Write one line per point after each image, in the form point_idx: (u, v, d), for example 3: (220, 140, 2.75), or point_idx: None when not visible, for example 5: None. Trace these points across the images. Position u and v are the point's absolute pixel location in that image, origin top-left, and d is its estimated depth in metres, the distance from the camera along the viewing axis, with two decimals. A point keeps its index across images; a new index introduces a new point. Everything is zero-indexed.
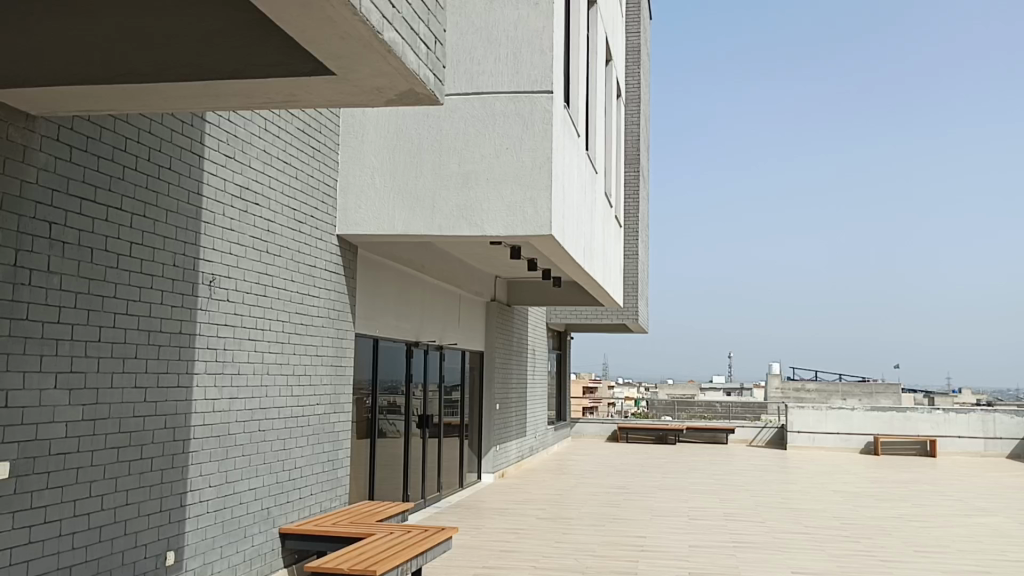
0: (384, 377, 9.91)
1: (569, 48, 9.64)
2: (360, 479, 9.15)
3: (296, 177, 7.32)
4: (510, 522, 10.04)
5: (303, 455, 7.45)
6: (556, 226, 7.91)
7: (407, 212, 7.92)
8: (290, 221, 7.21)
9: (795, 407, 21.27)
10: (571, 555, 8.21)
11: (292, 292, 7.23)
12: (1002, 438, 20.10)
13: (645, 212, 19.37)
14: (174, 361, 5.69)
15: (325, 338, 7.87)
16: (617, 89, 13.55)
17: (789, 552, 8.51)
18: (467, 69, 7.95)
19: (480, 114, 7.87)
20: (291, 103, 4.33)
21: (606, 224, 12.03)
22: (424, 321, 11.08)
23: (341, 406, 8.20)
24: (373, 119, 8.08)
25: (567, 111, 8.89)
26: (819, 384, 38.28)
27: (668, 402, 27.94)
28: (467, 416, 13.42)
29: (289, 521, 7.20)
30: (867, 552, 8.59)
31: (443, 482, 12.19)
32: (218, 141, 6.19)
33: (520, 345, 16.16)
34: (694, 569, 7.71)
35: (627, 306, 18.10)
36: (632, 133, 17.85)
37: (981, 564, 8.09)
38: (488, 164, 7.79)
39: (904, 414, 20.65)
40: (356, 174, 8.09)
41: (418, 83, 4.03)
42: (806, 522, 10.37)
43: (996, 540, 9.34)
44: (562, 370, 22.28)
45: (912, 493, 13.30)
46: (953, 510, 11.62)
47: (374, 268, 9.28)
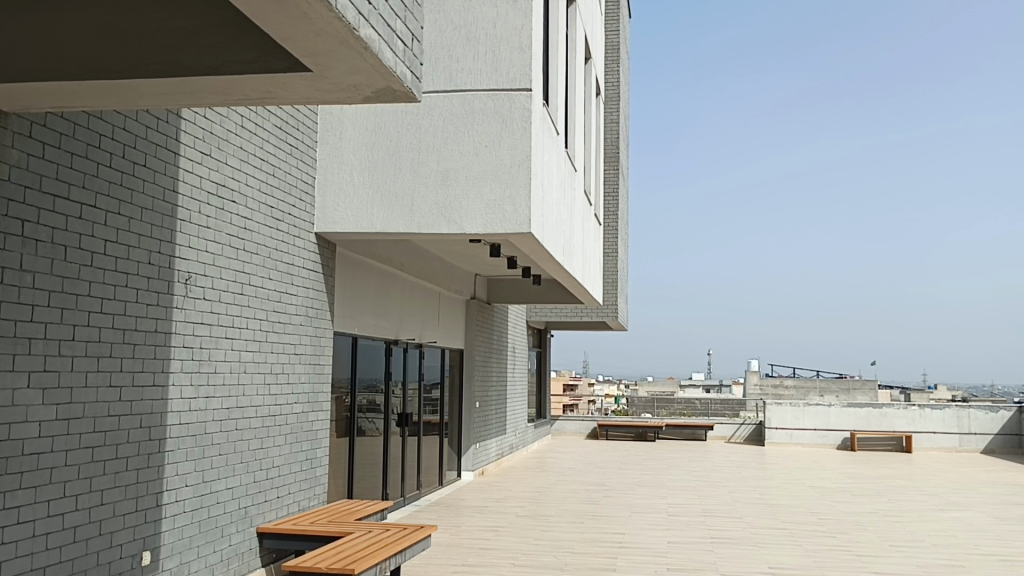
0: (363, 375, 9.88)
1: (548, 45, 9.64)
2: (338, 478, 9.11)
3: (273, 175, 7.28)
4: (490, 520, 10.05)
5: (281, 453, 7.41)
6: (535, 224, 7.92)
7: (386, 210, 7.89)
8: (268, 219, 7.17)
9: (773, 403, 21.40)
10: (551, 552, 8.21)
11: (269, 290, 7.19)
12: (976, 434, 20.33)
13: (624, 209, 19.42)
14: (150, 360, 5.65)
15: (303, 336, 7.83)
16: (596, 87, 13.57)
17: (767, 548, 8.57)
18: (446, 66, 7.94)
19: (459, 112, 7.86)
20: (267, 100, 4.28)
21: (585, 222, 12.04)
22: (403, 320, 11.06)
23: (319, 405, 8.17)
24: (352, 116, 8.03)
25: (546, 109, 8.90)
26: (797, 381, 38.58)
27: (648, 399, 28.04)
28: (447, 414, 13.41)
29: (267, 520, 7.16)
30: (844, 547, 8.66)
31: (422, 480, 12.17)
32: (194, 138, 6.14)
33: (500, 344, 16.15)
34: (671, 565, 7.75)
35: (607, 303, 18.14)
36: (611, 131, 17.88)
37: (956, 559, 8.18)
38: (468, 161, 7.78)
39: (880, 410, 20.86)
40: (335, 172, 8.05)
41: (396, 80, 4.01)
42: (783, 518, 10.46)
43: (970, 534, 9.46)
44: (542, 368, 22.30)
45: (888, 489, 13.43)
46: (929, 505, 11.75)
47: (353, 266, 9.25)
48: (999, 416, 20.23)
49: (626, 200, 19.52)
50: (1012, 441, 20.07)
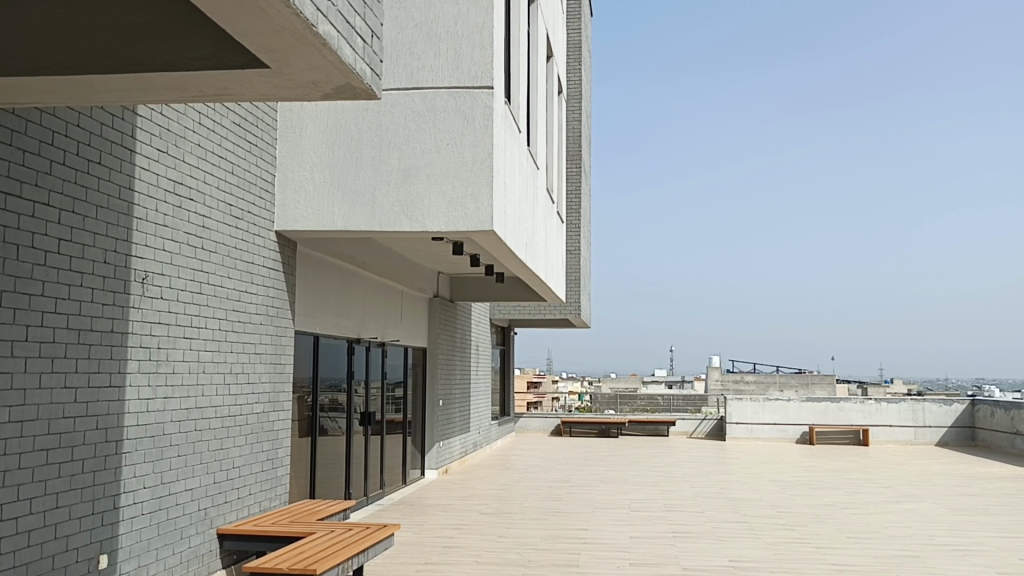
0: (325, 375, 9.80)
1: (509, 43, 9.65)
2: (300, 478, 9.03)
3: (232, 172, 7.19)
4: (453, 518, 10.03)
5: (242, 454, 7.34)
6: (498, 222, 7.93)
7: (348, 207, 7.83)
8: (226, 217, 7.09)
9: (733, 398, 21.66)
10: (514, 549, 8.23)
11: (228, 289, 7.10)
12: (931, 427, 20.76)
13: (587, 206, 19.50)
14: (106, 361, 5.55)
15: (263, 335, 7.76)
16: (558, 85, 13.62)
17: (728, 542, 8.66)
18: (407, 64, 7.92)
19: (420, 109, 7.84)
20: (224, 96, 4.23)
21: (547, 219, 12.08)
22: (365, 318, 10.99)
23: (280, 404, 8.10)
24: (312, 114, 7.97)
25: (508, 107, 8.91)
26: (757, 376, 39.12)
27: (611, 396, 28.18)
28: (410, 412, 13.36)
29: (227, 521, 7.08)
30: (802, 539, 8.80)
31: (386, 479, 12.11)
32: (150, 135, 6.05)
33: (463, 342, 16.14)
34: (634, 560, 7.81)
35: (570, 301, 18.20)
36: (573, 129, 17.95)
37: (911, 549, 8.36)
38: (429, 159, 7.76)
39: (837, 405, 21.23)
40: (295, 169, 7.97)
41: (355, 77, 3.99)
42: (744, 511, 10.60)
43: (925, 525, 9.66)
44: (506, 365, 22.32)
45: (845, 482, 13.67)
46: (885, 497, 11.98)
47: (315, 265, 9.17)
48: (952, 409, 20.68)
49: (589, 198, 19.62)
50: (965, 433, 20.52)
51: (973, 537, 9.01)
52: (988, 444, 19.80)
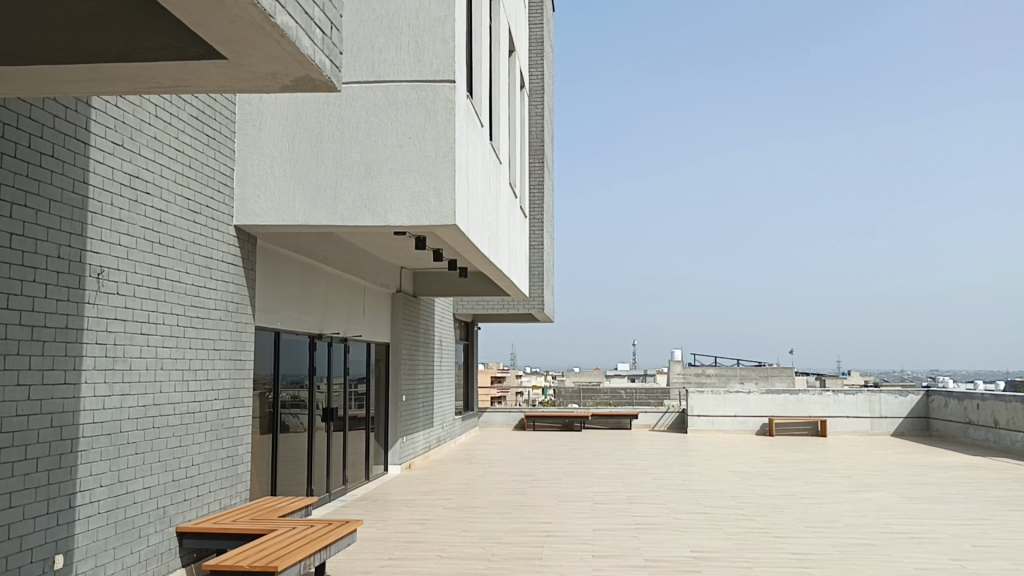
0: (286, 371, 9.71)
1: (472, 37, 9.61)
2: (261, 476, 8.94)
3: (190, 166, 7.08)
4: (417, 513, 10.02)
5: (202, 452, 7.25)
6: (460, 216, 7.92)
7: (309, 201, 7.75)
8: (184, 211, 6.97)
9: (695, 391, 21.88)
10: (476, 543, 8.23)
11: (186, 284, 7.00)
12: (887, 418, 21.14)
13: (550, 201, 19.54)
14: (61, 358, 5.45)
15: (223, 331, 7.67)
16: (521, 80, 13.61)
17: (689, 533, 8.75)
18: (368, 57, 7.87)
19: (382, 102, 7.79)
20: (182, 88, 4.18)
21: (510, 213, 12.06)
22: (327, 313, 10.91)
23: (241, 401, 8.01)
24: (271, 106, 7.87)
25: (470, 102, 8.89)
26: (718, 369, 39.58)
27: (575, 389, 28.32)
28: (373, 408, 13.30)
29: (187, 519, 7.00)
30: (762, 529, 8.91)
31: (349, 475, 12.06)
32: (105, 128, 5.93)
33: (426, 337, 16.09)
34: (596, 551, 7.87)
35: (533, 295, 18.25)
36: (536, 124, 17.97)
37: (867, 537, 8.52)
38: (390, 154, 7.72)
39: (796, 396, 21.57)
40: (254, 163, 7.86)
41: (314, 69, 3.95)
42: (705, 502, 10.73)
43: (881, 514, 9.85)
44: (469, 360, 22.33)
45: (803, 472, 13.88)
46: (843, 486, 12.20)
47: (275, 259, 9.08)
48: (908, 400, 21.06)
49: (552, 193, 19.67)
50: (920, 424, 20.93)
51: (927, 524, 9.20)
52: (942, 434, 20.22)
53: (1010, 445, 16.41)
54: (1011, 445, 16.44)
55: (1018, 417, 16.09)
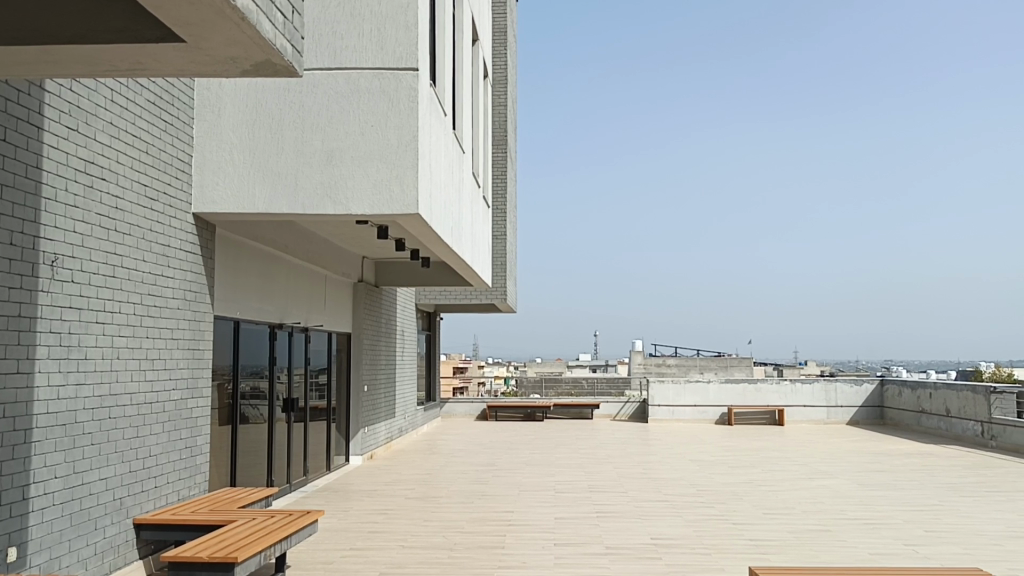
0: (246, 362, 9.60)
1: (435, 25, 9.53)
2: (220, 467, 8.84)
3: (147, 152, 6.95)
4: (379, 503, 9.99)
5: (159, 442, 7.14)
6: (423, 205, 7.88)
7: (268, 189, 7.65)
8: (141, 197, 6.84)
9: (655, 381, 22.06)
10: (438, 533, 8.24)
11: (143, 273, 6.88)
12: (842, 407, 21.54)
13: (513, 191, 19.50)
14: (13, 347, 5.33)
15: (181, 321, 7.56)
16: (484, 70, 13.54)
17: (650, 520, 8.83)
18: (330, 44, 7.80)
19: (344, 90, 7.73)
20: (138, 71, 4.10)
21: (473, 201, 12.01)
22: (288, 303, 10.80)
23: (199, 391, 7.90)
24: (231, 92, 7.74)
25: (433, 90, 8.84)
26: (679, 359, 40.01)
27: (537, 379, 28.39)
28: (334, 399, 13.22)
29: (144, 510, 6.90)
30: (721, 516, 9.03)
31: (310, 466, 11.99)
32: (59, 112, 5.79)
33: (388, 327, 16.01)
34: (558, 540, 7.91)
35: (496, 285, 18.22)
36: (499, 113, 17.90)
37: (824, 523, 8.67)
38: (354, 141, 7.67)
39: (755, 385, 21.84)
40: (213, 150, 7.72)
41: (275, 53, 3.89)
42: (666, 490, 10.84)
43: (836, 500, 10.04)
44: (431, 350, 22.29)
45: (761, 460, 14.08)
46: (800, 473, 12.41)
47: (234, 248, 8.95)
48: (863, 389, 21.47)
49: (515, 184, 19.64)
50: (875, 412, 21.35)
51: (882, 510, 9.40)
52: (895, 422, 20.64)
53: (961, 433, 16.82)
54: (961, 432, 16.84)
55: (969, 405, 16.49)
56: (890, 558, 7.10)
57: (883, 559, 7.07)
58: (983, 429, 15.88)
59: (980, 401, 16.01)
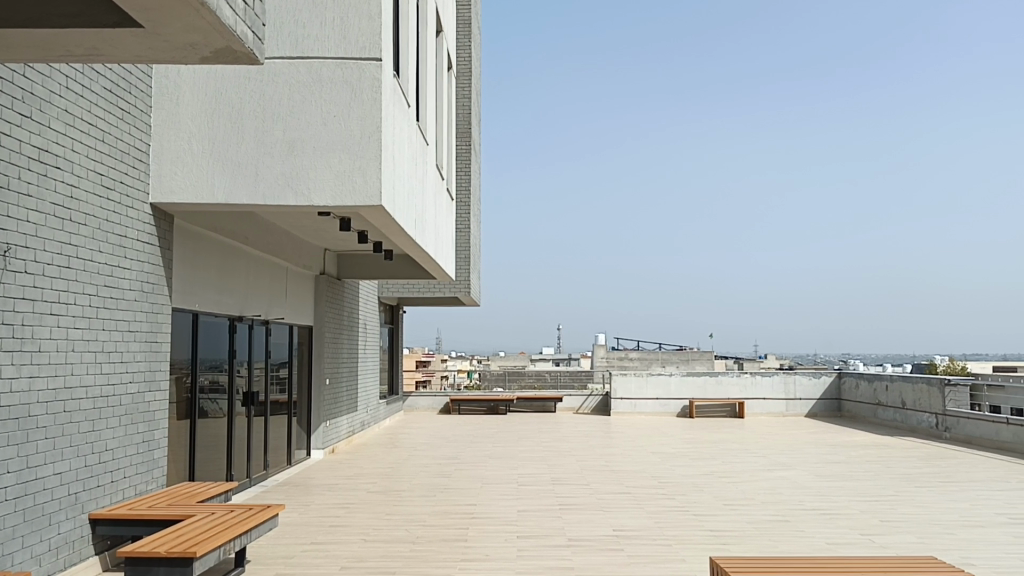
0: (205, 355, 9.46)
1: (399, 15, 9.44)
2: (178, 462, 8.71)
3: (103, 141, 6.80)
4: (340, 497, 9.92)
5: (116, 436, 7.01)
6: (387, 197, 7.82)
7: (228, 179, 7.53)
8: (96, 186, 6.70)
9: (618, 374, 22.21)
10: (400, 526, 8.20)
11: (99, 264, 6.74)
12: (801, 399, 21.87)
13: (476, 184, 19.46)
14: None
15: (138, 313, 7.42)
16: (448, 61, 13.47)
17: (612, 512, 8.88)
18: (292, 32, 7.71)
19: (306, 80, 7.64)
20: (95, 57, 4.01)
21: (436, 194, 11.95)
22: (248, 295, 10.67)
23: (156, 385, 7.77)
24: (190, 80, 7.61)
25: (397, 81, 8.77)
26: (641, 353, 40.53)
27: (500, 372, 28.41)
28: (295, 392, 13.10)
29: (100, 505, 6.76)
30: (682, 508, 9.11)
31: (270, 461, 11.87)
32: (12, 99, 5.64)
33: (350, 320, 15.89)
34: (521, 532, 7.92)
35: (459, 279, 18.19)
36: (463, 105, 17.86)
37: (782, 514, 8.80)
38: (315, 132, 7.58)
39: (716, 379, 22.06)
40: (171, 139, 7.57)
41: (236, 40, 3.82)
42: (627, 482, 10.92)
43: (794, 491, 10.18)
44: (394, 343, 22.18)
45: (722, 452, 14.24)
46: (759, 465, 12.57)
47: (192, 240, 8.80)
48: (821, 382, 21.84)
49: (478, 176, 19.60)
50: (832, 405, 21.71)
51: (839, 501, 9.56)
52: (852, 415, 20.99)
53: (916, 425, 17.16)
54: (916, 424, 17.17)
55: (924, 398, 16.83)
56: (846, 548, 7.22)
57: (841, 548, 7.18)
58: (937, 421, 16.24)
59: (934, 394, 16.35)
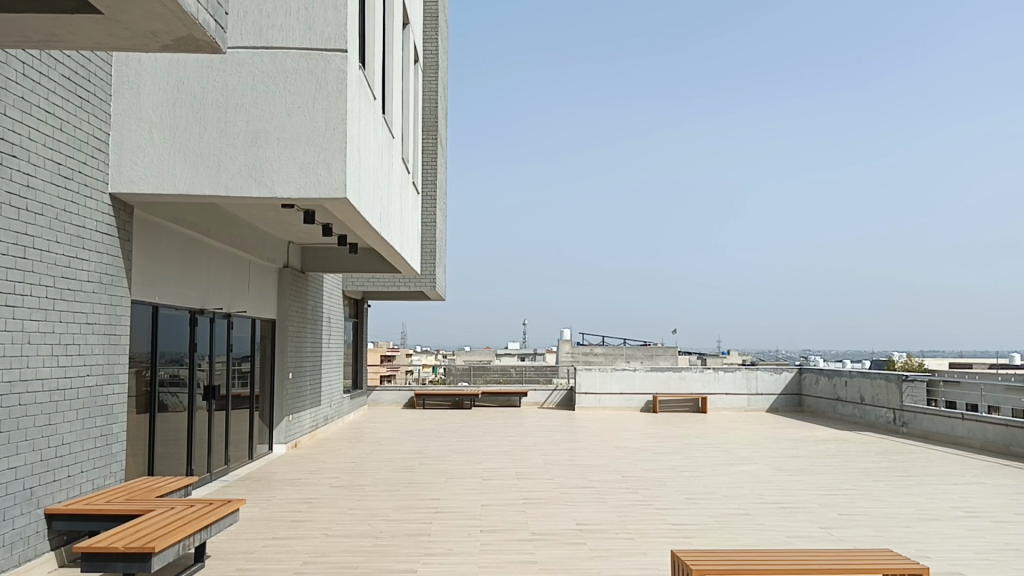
0: (164, 349, 9.31)
1: (365, 7, 9.35)
2: (137, 457, 8.59)
3: (61, 130, 6.67)
4: (303, 492, 9.85)
5: (72, 430, 6.88)
6: (351, 189, 7.76)
7: (189, 170, 7.42)
8: (54, 175, 6.56)
9: (582, 369, 22.30)
10: (363, 521, 8.16)
11: (56, 255, 6.61)
12: (762, 395, 22.13)
13: (443, 177, 19.37)
14: None
15: (96, 305, 7.30)
16: (415, 53, 13.37)
17: (575, 506, 8.92)
18: (256, 22, 7.61)
19: (270, 70, 7.56)
20: (52, 43, 3.93)
21: (402, 188, 11.88)
22: (209, 288, 10.52)
23: (115, 378, 7.64)
24: (151, 69, 7.48)
25: (363, 73, 8.70)
26: (605, 348, 40.82)
27: (465, 367, 28.38)
28: (257, 387, 12.96)
29: (57, 500, 6.65)
30: (645, 501, 9.17)
31: (231, 455, 11.74)
32: None
33: (314, 314, 15.76)
34: (484, 527, 7.92)
35: (425, 273, 18.12)
36: (430, 98, 17.77)
37: (743, 507, 8.90)
38: (279, 123, 7.50)
39: (679, 374, 22.23)
40: (132, 128, 7.44)
41: (198, 28, 3.76)
42: (591, 476, 10.97)
43: (755, 485, 10.30)
44: (358, 337, 22.06)
45: (684, 447, 14.35)
46: (721, 459, 12.70)
47: (153, 232, 8.67)
48: (782, 377, 22.14)
49: (445, 170, 19.52)
50: (793, 400, 22.00)
51: (799, 495, 9.69)
52: (812, 410, 21.30)
53: (874, 420, 17.47)
54: (874, 419, 17.46)
55: (882, 393, 17.12)
56: (806, 541, 7.33)
57: (800, 541, 7.29)
58: (895, 416, 16.53)
59: (892, 389, 16.63)
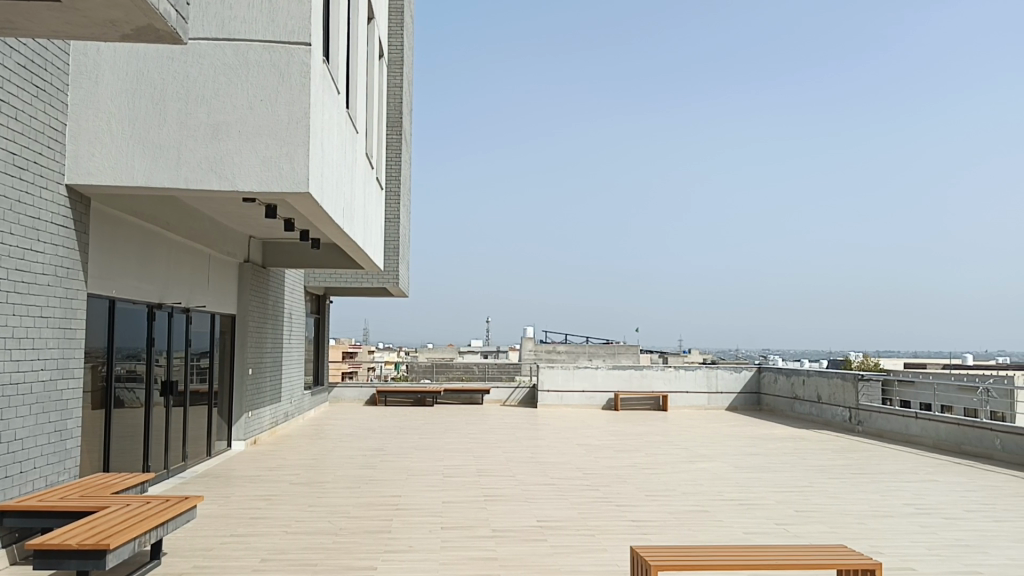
0: (121, 344, 9.17)
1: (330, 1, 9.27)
2: (92, 452, 8.44)
3: (16, 119, 6.52)
4: (262, 489, 9.76)
5: (25, 425, 6.74)
6: (313, 184, 7.70)
7: (148, 162, 7.30)
8: (8, 165, 6.43)
9: (545, 367, 22.37)
10: (324, 518, 8.11)
11: (10, 247, 6.47)
12: (722, 393, 22.38)
13: (406, 174, 19.28)
14: None
15: (51, 299, 7.16)
16: (380, 49, 13.30)
17: (536, 503, 8.95)
18: (218, 13, 7.52)
19: (231, 62, 7.46)
20: (7, 30, 3.84)
21: (366, 184, 11.80)
22: (168, 282, 10.37)
23: (70, 373, 7.50)
24: (109, 58, 7.35)
25: (326, 66, 8.62)
26: (568, 346, 40.95)
27: (428, 364, 28.30)
28: (216, 382, 12.80)
29: (9, 496, 6.51)
30: (605, 498, 9.24)
31: (189, 452, 11.59)
32: None
33: (274, 309, 15.61)
34: (445, 523, 7.91)
35: (388, 269, 18.04)
36: (395, 93, 17.66)
37: (702, 504, 9.00)
38: (241, 116, 7.42)
39: (641, 372, 22.38)
40: (89, 119, 7.30)
41: (159, 18, 3.71)
42: (552, 473, 11.02)
43: (715, 482, 10.42)
44: (320, 334, 21.89)
45: (645, 444, 14.47)
46: (681, 457, 12.83)
47: (110, 224, 8.52)
48: (741, 376, 22.41)
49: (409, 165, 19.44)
50: (752, 398, 22.28)
51: (757, 492, 9.82)
52: (771, 408, 21.58)
53: (830, 418, 17.74)
54: (831, 418, 17.75)
55: (838, 392, 17.41)
56: (764, 537, 7.44)
57: (758, 537, 7.39)
58: (851, 415, 16.81)
59: (848, 388, 16.92)
